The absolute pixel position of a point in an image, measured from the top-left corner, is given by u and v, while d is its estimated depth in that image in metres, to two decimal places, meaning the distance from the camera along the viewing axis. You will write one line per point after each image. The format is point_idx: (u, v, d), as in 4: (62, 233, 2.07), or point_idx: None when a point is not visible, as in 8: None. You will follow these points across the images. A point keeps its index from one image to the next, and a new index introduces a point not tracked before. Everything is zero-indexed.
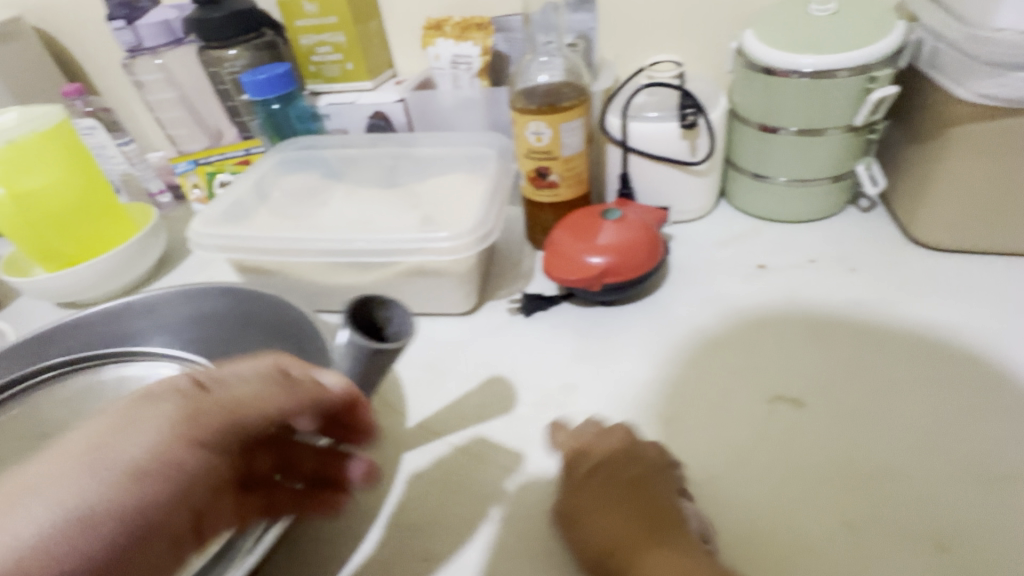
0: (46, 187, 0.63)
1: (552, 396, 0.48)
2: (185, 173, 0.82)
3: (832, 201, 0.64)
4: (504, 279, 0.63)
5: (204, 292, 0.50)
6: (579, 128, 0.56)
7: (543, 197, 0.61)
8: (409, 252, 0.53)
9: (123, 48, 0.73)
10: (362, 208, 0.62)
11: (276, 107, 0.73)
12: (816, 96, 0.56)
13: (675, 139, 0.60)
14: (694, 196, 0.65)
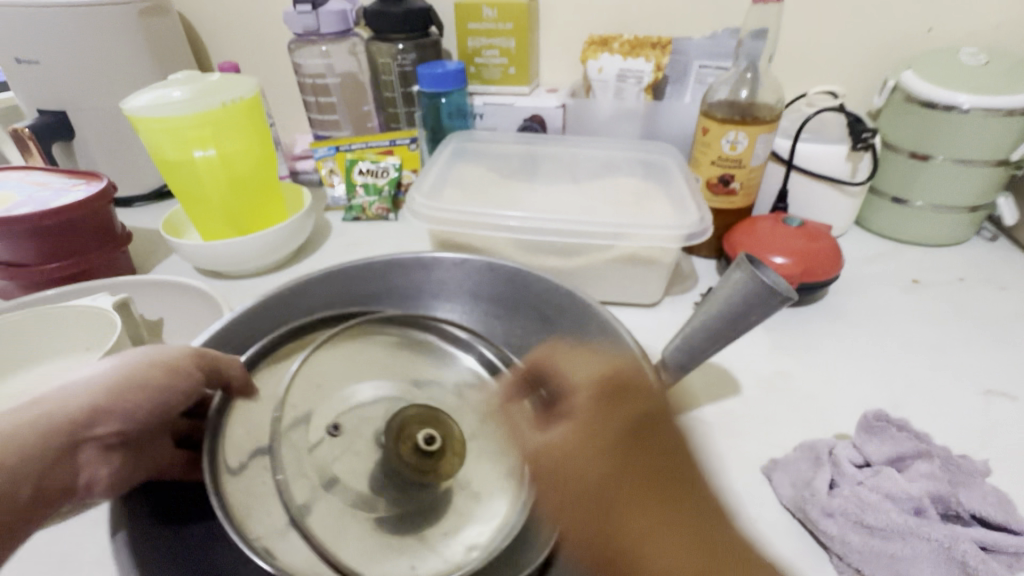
0: (235, 153, 0.62)
1: (772, 379, 0.51)
2: (324, 158, 0.82)
3: (966, 228, 0.70)
4: (675, 279, 0.66)
5: (443, 261, 0.52)
6: (768, 141, 0.61)
7: (719, 203, 0.65)
8: (624, 238, 0.56)
9: (295, 32, 0.75)
10: (550, 198, 0.65)
11: (442, 100, 0.76)
12: (975, 131, 0.63)
13: (840, 160, 0.66)
14: (842, 215, 0.71)
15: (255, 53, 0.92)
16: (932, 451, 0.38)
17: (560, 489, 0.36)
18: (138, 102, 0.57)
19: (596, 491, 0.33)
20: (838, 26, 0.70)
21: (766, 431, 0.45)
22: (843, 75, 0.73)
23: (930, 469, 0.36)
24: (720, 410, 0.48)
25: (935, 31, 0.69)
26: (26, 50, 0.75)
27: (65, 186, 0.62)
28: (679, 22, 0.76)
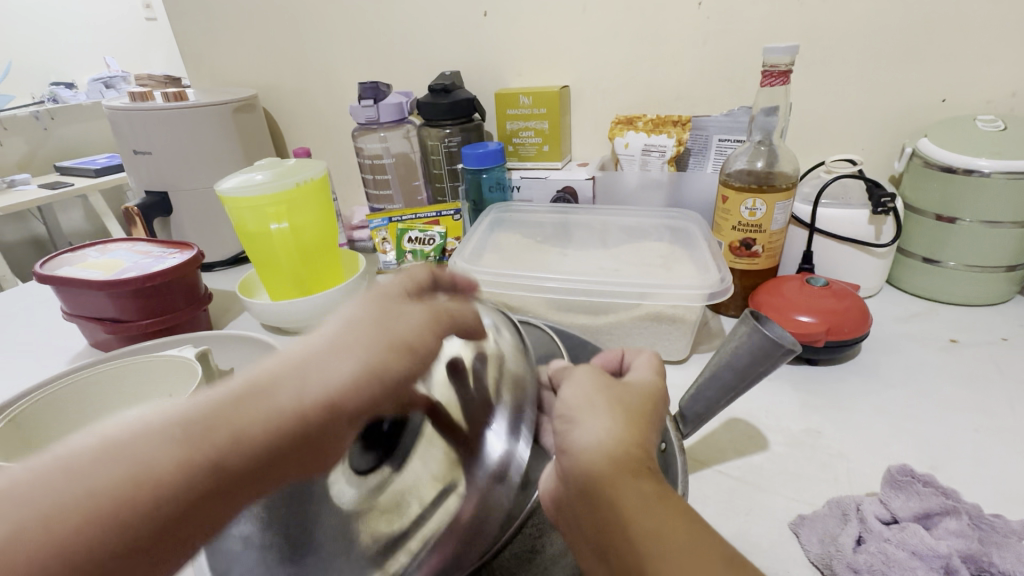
0: (307, 226, 0.73)
1: (802, 437, 0.52)
2: (378, 229, 0.92)
3: (1006, 287, 0.70)
4: (702, 338, 0.69)
5: None
6: (787, 208, 0.65)
7: (743, 265, 0.69)
8: (651, 297, 0.60)
9: (359, 122, 0.87)
10: (581, 261, 0.70)
11: (483, 175, 0.85)
12: (1000, 195, 0.64)
13: (863, 224, 0.68)
14: (872, 276, 0.72)
15: (324, 138, 1.07)
16: (961, 508, 0.37)
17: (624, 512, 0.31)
18: (229, 186, 0.67)
19: (640, 520, 0.30)
20: (851, 100, 0.75)
21: (795, 487, 0.46)
22: (862, 143, 0.77)
23: (959, 526, 0.35)
24: (745, 465, 0.49)
25: (950, 101, 0.72)
26: (142, 143, 0.90)
27: (163, 254, 0.74)
28: (700, 102, 0.83)
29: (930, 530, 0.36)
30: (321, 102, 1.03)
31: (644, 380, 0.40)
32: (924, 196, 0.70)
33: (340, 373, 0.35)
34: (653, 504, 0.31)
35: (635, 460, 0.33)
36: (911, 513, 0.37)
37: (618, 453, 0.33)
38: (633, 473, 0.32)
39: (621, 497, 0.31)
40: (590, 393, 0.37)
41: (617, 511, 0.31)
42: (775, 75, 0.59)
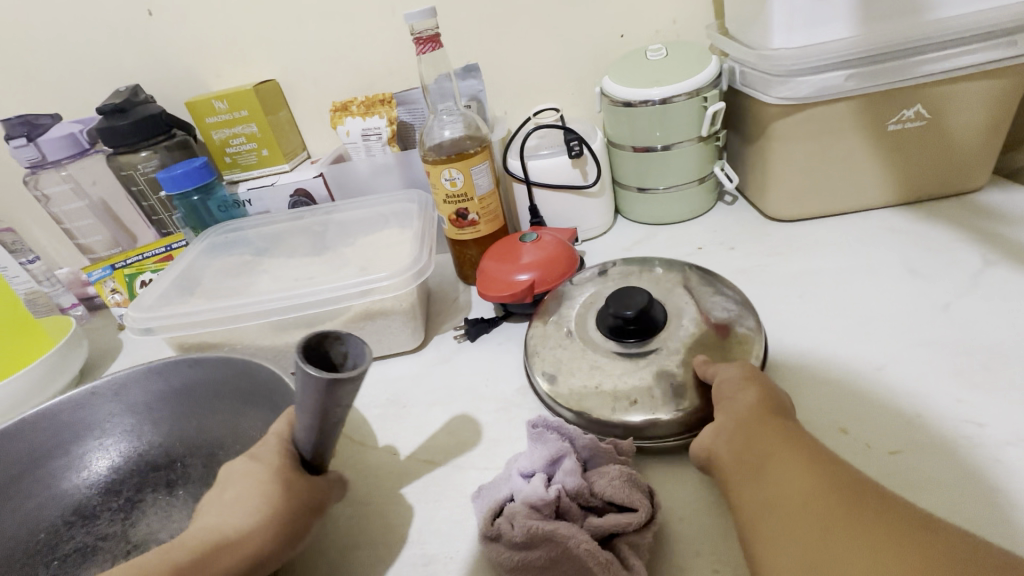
0: None
1: (513, 399, 0.52)
2: (102, 279, 0.80)
3: (705, 199, 0.76)
4: (447, 318, 0.68)
5: (120, 392, 0.52)
6: (485, 170, 0.65)
7: (466, 235, 0.68)
8: (356, 299, 0.56)
9: (24, 165, 0.73)
10: (300, 271, 0.65)
11: (196, 197, 0.75)
12: (670, 119, 0.68)
13: (569, 169, 0.70)
14: (596, 215, 0.75)
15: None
16: (580, 443, 0.39)
17: (766, 518, 0.31)
18: None
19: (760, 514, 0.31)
20: (547, 46, 0.76)
21: (489, 456, 0.46)
22: (568, 89, 0.79)
23: (574, 463, 0.37)
24: (450, 446, 0.48)
25: (627, 35, 0.76)
26: None
27: None
28: (414, 73, 0.80)
29: (557, 474, 0.38)
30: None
31: (724, 374, 0.40)
32: (615, 130, 0.73)
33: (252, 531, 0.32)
34: (765, 493, 0.32)
35: (753, 443, 0.34)
36: (539, 466, 0.38)
37: (729, 449, 0.35)
38: (780, 426, 0.35)
39: (751, 496, 0.32)
40: (737, 389, 0.38)
41: (753, 448, 0.34)
42: (424, 41, 0.58)
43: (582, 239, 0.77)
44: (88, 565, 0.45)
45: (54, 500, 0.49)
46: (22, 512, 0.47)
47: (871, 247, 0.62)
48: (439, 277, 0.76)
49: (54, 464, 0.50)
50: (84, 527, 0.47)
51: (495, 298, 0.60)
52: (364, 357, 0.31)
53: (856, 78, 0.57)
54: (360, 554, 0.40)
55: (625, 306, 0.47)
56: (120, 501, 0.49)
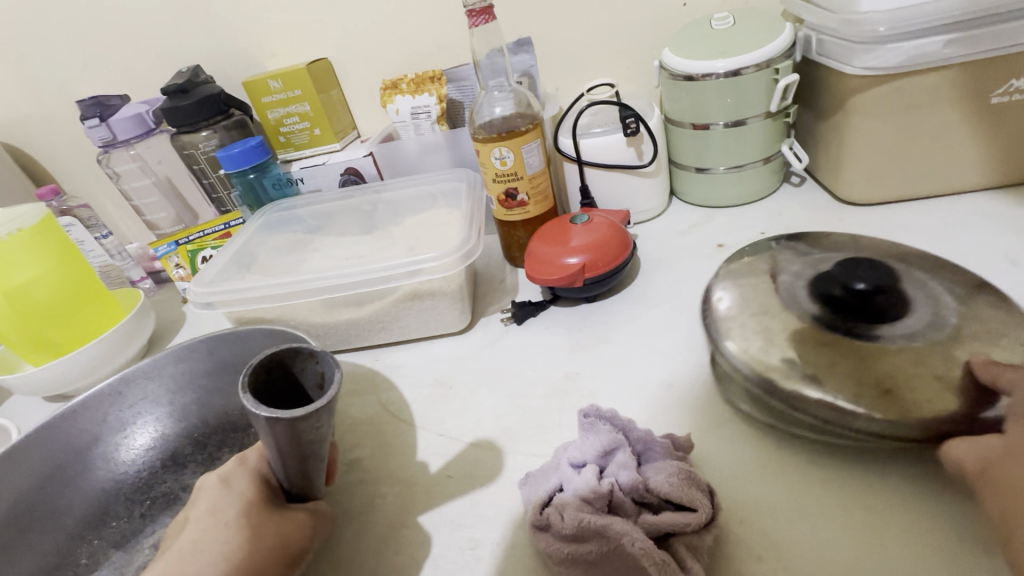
0: (30, 281, 0.63)
1: (561, 385, 0.51)
2: (167, 255, 0.84)
3: (770, 180, 0.71)
4: (493, 300, 0.67)
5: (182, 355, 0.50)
6: (536, 149, 0.63)
7: (514, 216, 0.67)
8: (404, 278, 0.56)
9: (97, 145, 0.77)
10: (353, 249, 0.65)
11: (252, 176, 0.77)
12: (736, 93, 0.63)
13: (623, 148, 0.67)
14: (650, 197, 0.72)
15: (68, 167, 0.89)
16: (633, 437, 0.37)
17: None
18: None
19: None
20: (603, 17, 0.72)
21: (536, 442, 0.45)
22: (624, 63, 0.75)
23: (628, 457, 0.36)
24: (496, 430, 0.48)
25: (691, 4, 0.71)
26: None
27: None
28: (464, 49, 0.79)
29: (609, 467, 0.36)
30: (49, 124, 0.86)
31: None
32: (674, 106, 0.69)
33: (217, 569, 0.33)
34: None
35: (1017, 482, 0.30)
36: (590, 458, 0.37)
37: (993, 479, 0.31)
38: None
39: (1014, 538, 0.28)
40: None
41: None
42: (476, 14, 0.56)
43: (634, 221, 0.74)
44: (169, 516, 0.44)
45: (145, 450, 0.48)
46: (123, 457, 0.47)
47: (961, 234, 0.56)
48: (486, 259, 0.75)
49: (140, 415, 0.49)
50: (172, 476, 0.47)
51: (544, 281, 0.59)
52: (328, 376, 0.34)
53: (956, 45, 0.51)
54: (407, 533, 0.40)
55: (857, 277, 0.42)
56: (204, 454, 0.48)
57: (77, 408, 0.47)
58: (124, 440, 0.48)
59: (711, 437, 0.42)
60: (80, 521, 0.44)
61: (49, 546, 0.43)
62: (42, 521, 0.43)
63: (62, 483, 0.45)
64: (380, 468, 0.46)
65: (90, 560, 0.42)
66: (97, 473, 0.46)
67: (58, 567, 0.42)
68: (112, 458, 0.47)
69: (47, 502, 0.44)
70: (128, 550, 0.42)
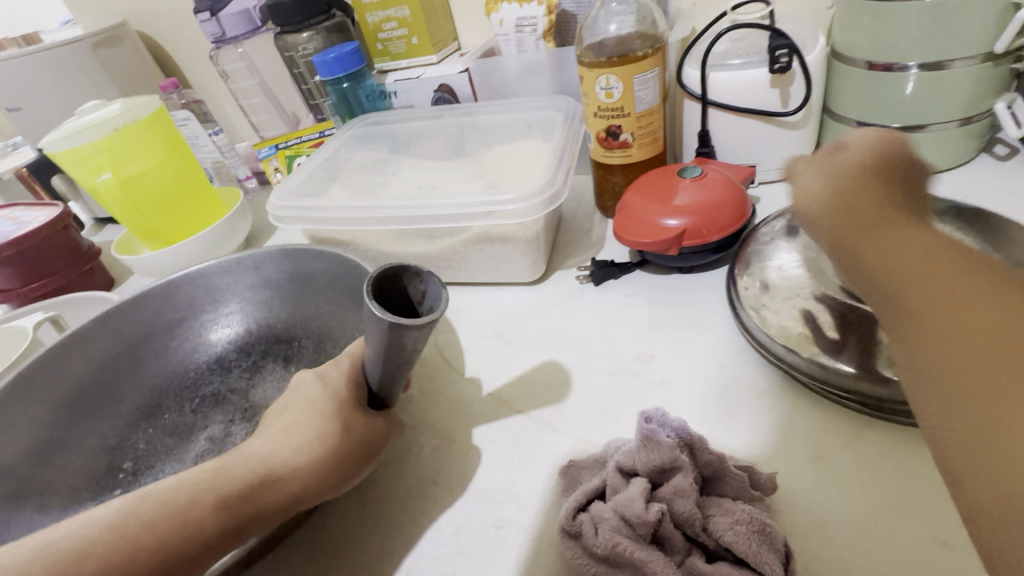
0: (143, 173, 0.67)
1: (630, 366, 0.45)
2: (268, 158, 0.86)
3: (961, 148, 0.54)
4: (573, 251, 0.61)
5: (222, 269, 0.53)
6: (652, 81, 0.52)
7: (614, 159, 0.57)
8: (479, 219, 0.51)
9: (210, 40, 0.78)
10: (429, 176, 0.61)
11: (346, 84, 0.73)
12: (948, 24, 0.46)
13: (765, 88, 0.54)
14: (786, 152, 0.58)
15: (190, 61, 0.92)
16: (693, 459, 0.31)
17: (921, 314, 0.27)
18: (50, 138, 0.63)
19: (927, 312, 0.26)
20: None
21: (587, 426, 0.41)
22: None
23: (685, 484, 0.29)
24: (547, 402, 0.44)
25: None
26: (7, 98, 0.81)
27: (27, 220, 0.72)
28: None
29: (660, 489, 0.30)
30: (174, 15, 0.88)
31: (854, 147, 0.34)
32: (850, 36, 0.53)
33: (309, 457, 0.34)
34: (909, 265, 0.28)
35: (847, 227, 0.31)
36: (642, 470, 0.31)
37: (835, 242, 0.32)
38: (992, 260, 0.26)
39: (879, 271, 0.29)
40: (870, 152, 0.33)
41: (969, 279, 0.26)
42: None
43: (760, 181, 0.61)
44: (218, 412, 0.48)
45: (201, 353, 0.52)
46: (174, 357, 0.52)
47: None
48: (575, 203, 0.68)
49: (200, 321, 0.53)
50: (219, 377, 0.51)
51: (632, 245, 0.50)
52: (437, 300, 0.31)
53: None
54: (436, 493, 0.39)
55: None
56: (249, 361, 0.52)
57: (133, 305, 0.50)
58: (173, 341, 0.52)
59: (800, 470, 0.35)
60: (137, 409, 0.48)
61: (106, 431, 0.46)
62: (102, 407, 0.47)
63: (118, 374, 0.49)
64: (422, 416, 0.44)
65: (149, 446, 0.45)
66: (150, 369, 0.50)
67: (118, 450, 0.45)
68: (164, 357, 0.51)
69: (103, 391, 0.47)
70: (186, 440, 0.46)
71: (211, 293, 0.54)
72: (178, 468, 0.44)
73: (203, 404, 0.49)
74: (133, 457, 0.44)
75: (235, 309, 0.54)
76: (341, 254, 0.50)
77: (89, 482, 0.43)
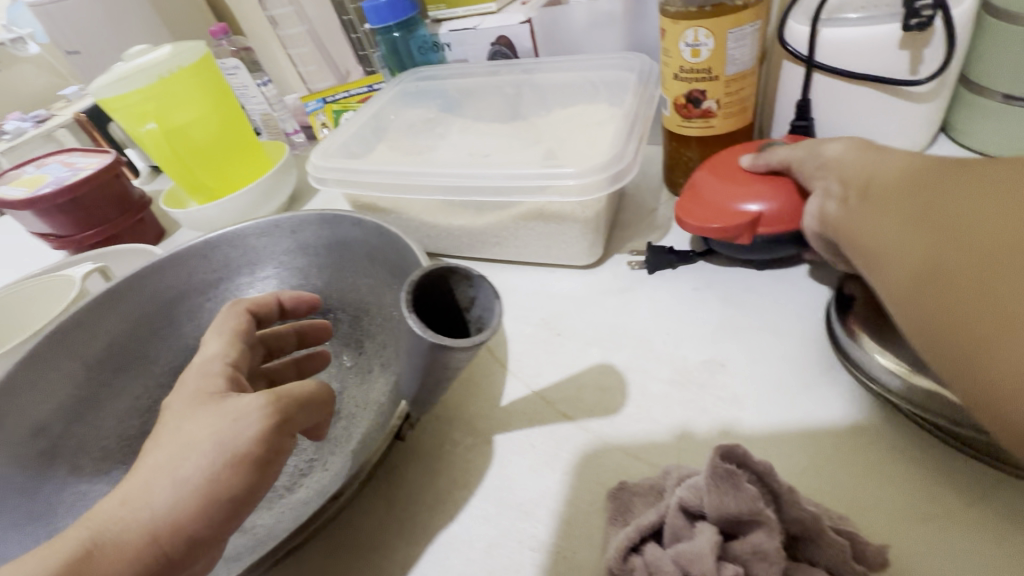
0: (188, 124, 0.65)
1: (694, 375, 0.39)
2: (315, 112, 0.82)
3: None
4: (635, 233, 0.54)
5: (260, 232, 0.51)
6: (749, 37, 0.44)
7: (692, 130, 0.50)
8: (533, 194, 0.45)
9: None
10: (483, 141, 0.55)
11: (396, 34, 0.68)
12: None
13: (891, 51, 0.44)
14: (905, 129, 0.49)
15: None
16: (775, 511, 0.26)
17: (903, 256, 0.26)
18: (98, 84, 0.62)
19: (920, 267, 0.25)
20: None
21: (641, 442, 0.36)
22: None
23: (767, 544, 0.25)
24: (596, 408, 0.39)
25: None
26: (64, 42, 0.81)
27: (81, 167, 0.72)
28: None
29: (733, 543, 0.26)
30: None
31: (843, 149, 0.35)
32: None
33: (203, 458, 0.27)
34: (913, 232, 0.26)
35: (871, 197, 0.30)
36: (713, 517, 0.26)
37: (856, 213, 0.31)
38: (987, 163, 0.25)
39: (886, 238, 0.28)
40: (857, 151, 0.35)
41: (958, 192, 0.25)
42: None
43: None
44: None
45: None
46: (208, 320, 0.50)
47: None
48: (639, 178, 0.60)
49: (234, 284, 0.51)
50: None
51: (694, 231, 0.43)
52: (485, 309, 0.30)
53: None
54: (468, 499, 0.35)
55: None
56: None
57: (166, 264, 0.48)
58: (208, 303, 0.50)
59: (906, 531, 0.29)
60: (169, 372, 0.47)
61: (140, 392, 0.45)
62: (135, 367, 0.46)
63: (151, 335, 0.48)
64: (458, 409, 0.41)
65: None
66: (184, 330, 0.49)
67: (150, 412, 0.44)
68: (197, 320, 0.50)
69: (137, 350, 0.47)
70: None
71: (245, 257, 0.51)
72: None
73: None
74: None
75: (271, 273, 0.52)
76: (381, 224, 0.46)
77: (121, 445, 0.42)
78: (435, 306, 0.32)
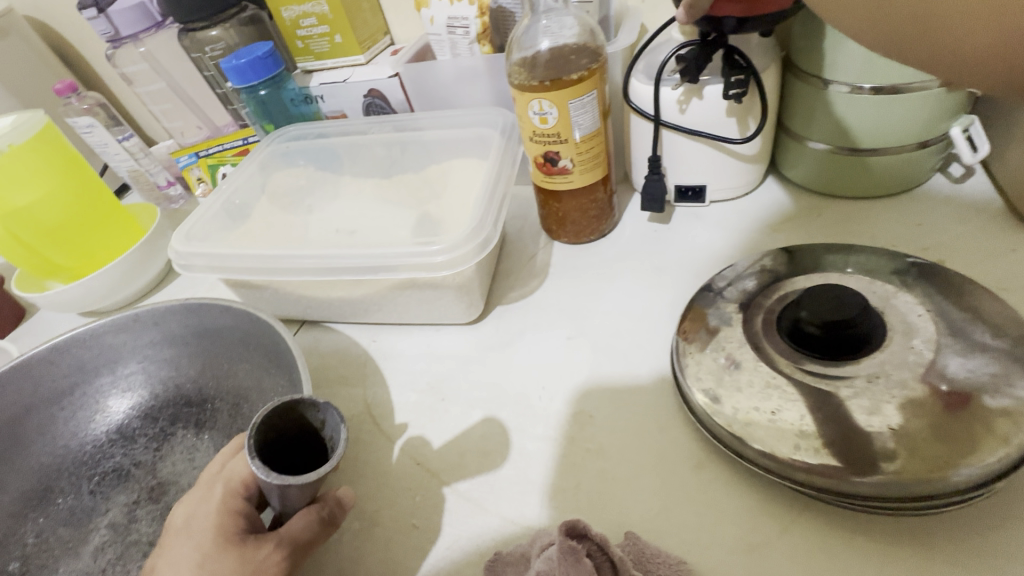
0: (34, 203, 0.60)
1: (566, 429, 0.42)
2: (189, 167, 0.78)
3: (918, 172, 0.51)
4: (515, 281, 0.56)
5: (115, 329, 0.48)
6: (590, 104, 0.48)
7: (556, 185, 0.52)
8: (403, 267, 0.46)
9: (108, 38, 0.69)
10: (360, 208, 0.56)
11: (263, 92, 0.65)
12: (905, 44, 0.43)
13: (717, 110, 0.49)
14: (736, 174, 0.55)
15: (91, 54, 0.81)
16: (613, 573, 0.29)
17: None
18: None
19: None
20: None
21: (518, 504, 0.38)
22: None
23: None
24: (480, 473, 0.41)
25: None
26: None
27: None
28: None
29: None
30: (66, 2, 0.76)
31: None
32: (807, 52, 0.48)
33: None
34: None
35: None
36: None
37: None
38: None
39: None
40: None
41: None
42: None
43: (710, 201, 0.57)
44: (119, 494, 0.44)
45: (98, 424, 0.48)
46: (67, 430, 0.47)
47: None
48: (519, 223, 0.63)
49: (95, 386, 0.49)
50: (121, 450, 0.46)
51: None
52: (335, 429, 0.30)
53: None
54: None
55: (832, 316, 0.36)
56: (154, 429, 0.47)
57: (7, 378, 0.45)
58: (63, 411, 0.47)
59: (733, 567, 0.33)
60: (23, 498, 0.44)
61: None
62: None
63: None
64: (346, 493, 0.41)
65: (38, 540, 0.41)
66: (37, 447, 0.46)
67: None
68: (51, 432, 0.47)
69: None
70: (84, 529, 0.42)
71: (104, 355, 0.48)
72: (76, 565, 0.40)
73: (100, 485, 0.44)
74: (20, 555, 0.41)
75: (135, 369, 0.49)
76: (250, 311, 0.45)
77: None
78: (296, 446, 0.32)
